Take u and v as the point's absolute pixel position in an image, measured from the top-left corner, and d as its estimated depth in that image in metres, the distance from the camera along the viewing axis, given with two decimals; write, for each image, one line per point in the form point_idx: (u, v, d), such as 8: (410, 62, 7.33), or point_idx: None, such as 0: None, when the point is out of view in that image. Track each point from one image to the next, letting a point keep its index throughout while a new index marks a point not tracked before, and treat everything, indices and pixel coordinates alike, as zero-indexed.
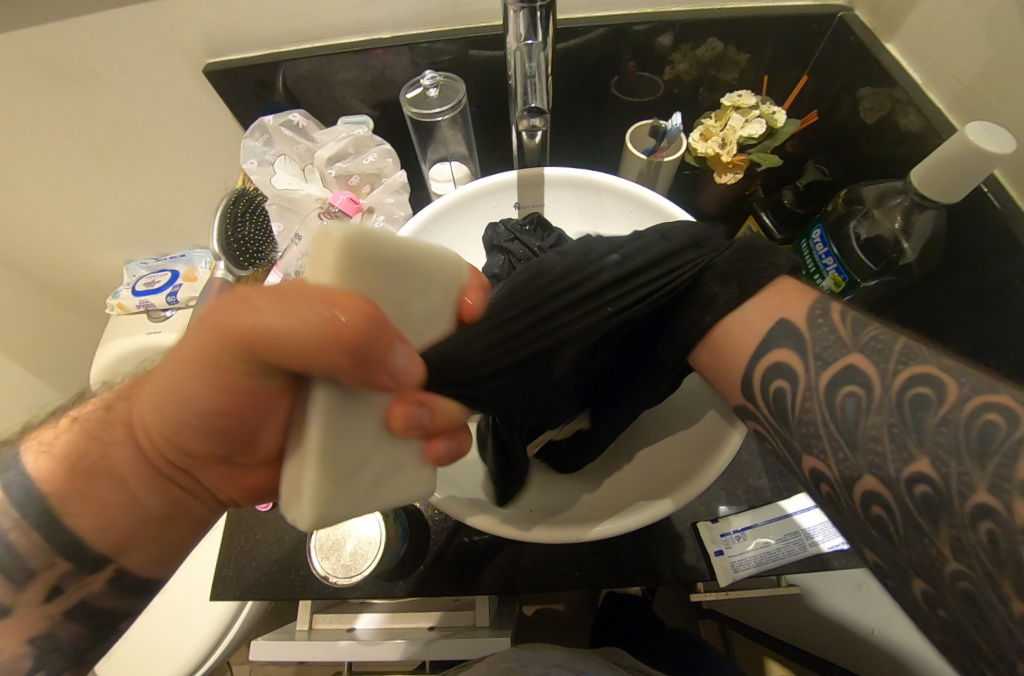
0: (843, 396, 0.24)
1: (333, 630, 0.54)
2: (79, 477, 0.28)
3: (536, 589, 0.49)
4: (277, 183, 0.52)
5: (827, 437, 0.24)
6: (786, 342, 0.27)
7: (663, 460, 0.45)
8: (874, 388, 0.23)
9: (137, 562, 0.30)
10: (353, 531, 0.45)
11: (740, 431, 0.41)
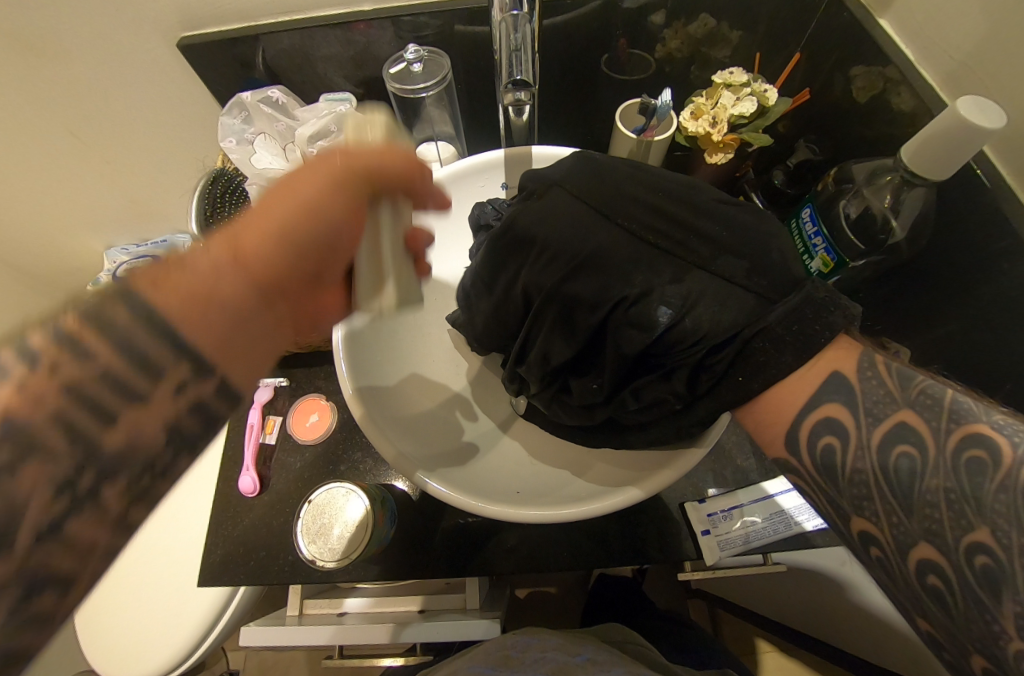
0: (898, 454, 0.26)
1: (324, 615, 0.53)
2: (162, 283, 0.25)
3: (526, 569, 0.49)
4: (257, 162, 0.50)
5: (878, 486, 0.27)
6: (837, 395, 0.30)
7: None
8: (928, 446, 0.26)
9: (242, 375, 0.28)
10: (341, 515, 0.44)
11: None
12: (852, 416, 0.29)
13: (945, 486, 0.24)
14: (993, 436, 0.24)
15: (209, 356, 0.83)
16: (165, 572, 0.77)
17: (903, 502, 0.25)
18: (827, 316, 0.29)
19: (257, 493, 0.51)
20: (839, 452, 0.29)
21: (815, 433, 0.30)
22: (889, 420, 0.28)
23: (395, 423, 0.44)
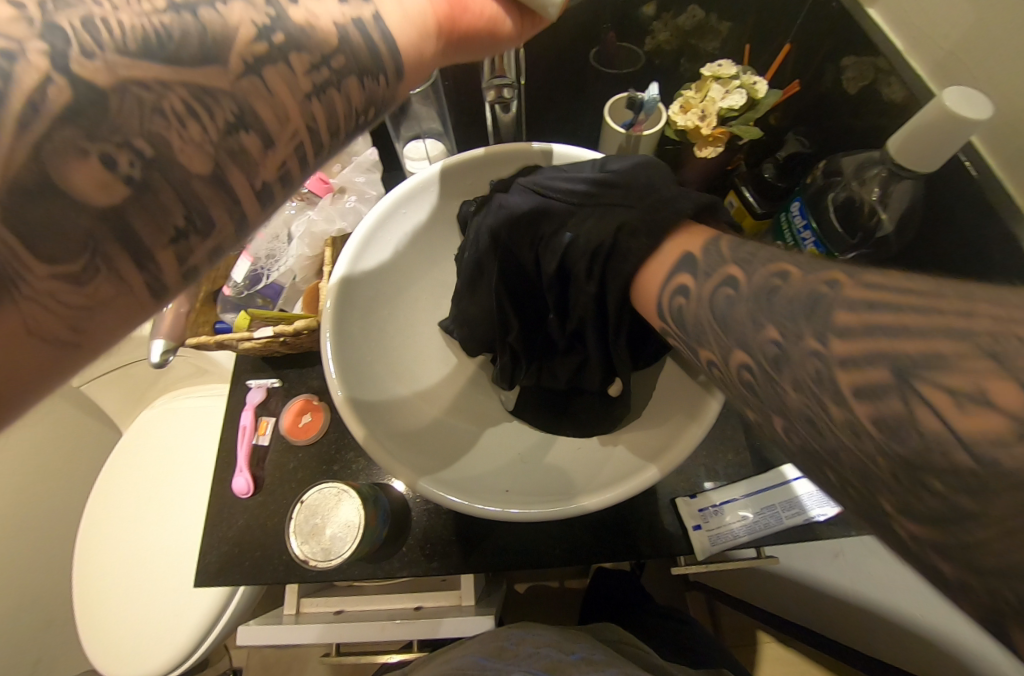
0: (738, 295, 0.23)
1: (320, 613, 0.54)
2: None
3: (519, 566, 0.50)
4: None
5: (720, 325, 0.24)
6: (701, 270, 0.27)
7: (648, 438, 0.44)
8: (761, 285, 0.22)
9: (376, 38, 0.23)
10: (335, 514, 0.45)
11: (717, 401, 0.41)
12: (692, 275, 0.27)
13: (756, 311, 0.22)
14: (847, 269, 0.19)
15: (204, 357, 0.83)
16: (166, 571, 0.78)
17: (773, 364, 0.20)
18: (673, 210, 0.32)
19: (252, 494, 0.51)
20: (689, 304, 0.27)
21: (676, 293, 0.28)
22: (748, 274, 0.24)
23: (386, 419, 0.44)
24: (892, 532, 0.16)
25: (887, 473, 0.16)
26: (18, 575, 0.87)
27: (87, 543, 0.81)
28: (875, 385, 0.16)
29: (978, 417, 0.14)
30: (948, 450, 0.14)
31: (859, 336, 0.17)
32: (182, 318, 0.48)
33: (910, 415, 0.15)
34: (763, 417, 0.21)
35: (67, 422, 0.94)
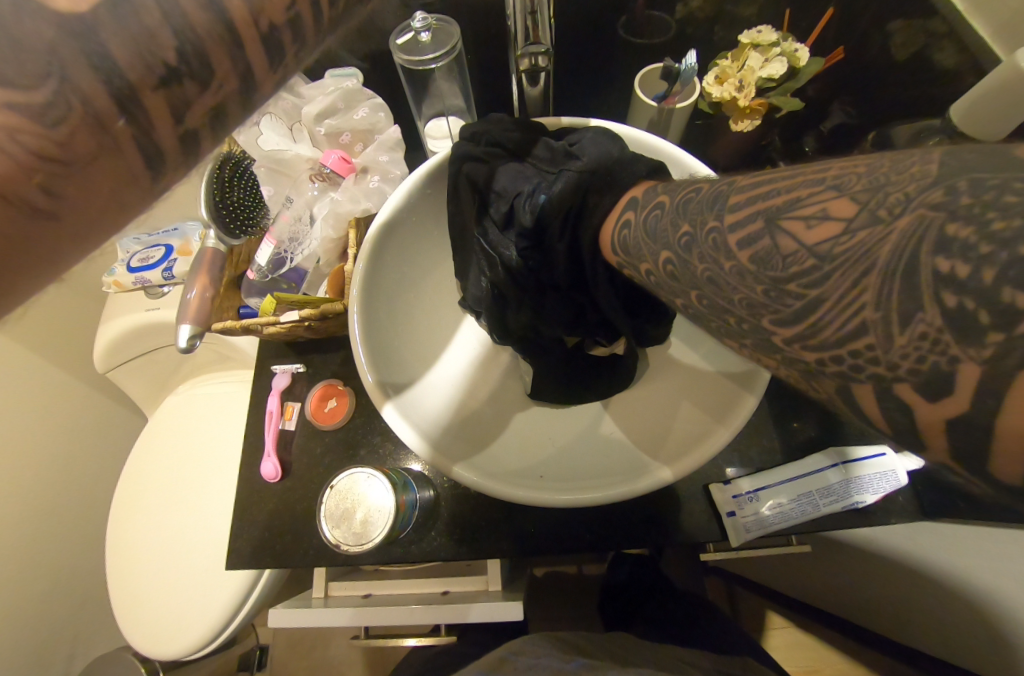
0: (692, 226, 0.24)
1: (349, 596, 0.54)
2: None
3: (548, 551, 0.49)
4: (264, 144, 0.49)
5: (677, 254, 0.25)
6: (664, 204, 0.27)
7: (684, 426, 0.43)
8: (722, 217, 0.23)
9: None
10: (364, 499, 0.44)
11: (757, 393, 0.40)
12: (634, 208, 0.29)
13: (676, 218, 0.25)
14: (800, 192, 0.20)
15: (225, 343, 0.83)
16: (195, 554, 0.80)
17: (685, 251, 0.24)
18: (630, 167, 0.34)
19: (280, 478, 0.52)
20: (631, 233, 0.29)
21: (634, 225, 0.29)
22: (709, 202, 0.24)
23: (409, 402, 0.43)
24: (770, 343, 0.20)
25: (761, 297, 0.20)
26: (55, 556, 0.89)
27: (120, 529, 0.83)
28: (752, 235, 0.21)
29: (818, 230, 0.19)
30: (798, 262, 0.19)
31: (746, 209, 0.22)
32: (207, 304, 0.48)
33: (774, 245, 0.20)
34: (687, 298, 0.25)
35: (94, 408, 0.95)
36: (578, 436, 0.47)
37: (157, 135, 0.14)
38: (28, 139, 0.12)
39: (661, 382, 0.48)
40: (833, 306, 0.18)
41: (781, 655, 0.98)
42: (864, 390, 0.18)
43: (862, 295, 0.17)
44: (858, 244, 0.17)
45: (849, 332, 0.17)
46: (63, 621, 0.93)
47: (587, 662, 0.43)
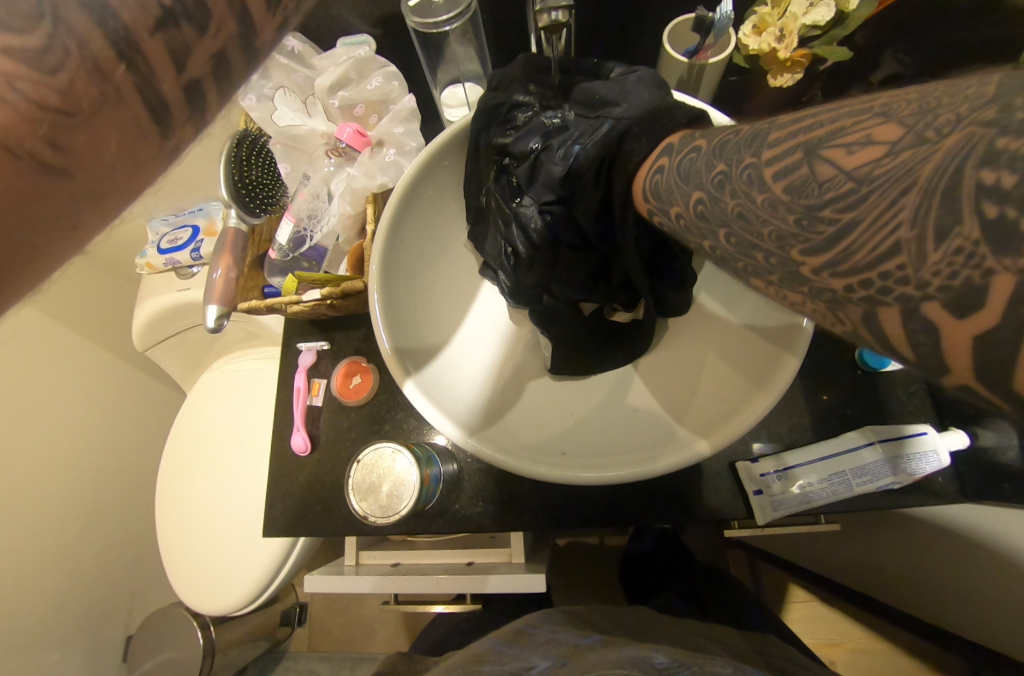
0: (726, 163, 0.23)
1: (378, 564, 0.57)
2: None
3: (570, 525, 0.50)
4: (279, 120, 0.48)
5: (712, 190, 0.23)
6: (700, 146, 0.26)
7: (713, 394, 0.42)
8: (760, 152, 0.21)
9: None
10: (390, 473, 0.45)
11: (799, 356, 0.38)
12: (669, 152, 0.28)
13: (713, 159, 0.24)
14: (870, 114, 0.18)
15: (253, 322, 0.85)
16: (234, 521, 0.84)
17: (718, 189, 0.23)
18: (671, 115, 0.32)
19: (309, 452, 0.53)
20: (664, 177, 0.27)
21: (670, 165, 0.27)
22: (749, 136, 0.22)
23: (433, 376, 0.44)
24: (797, 275, 0.20)
25: (792, 227, 0.19)
26: (110, 520, 0.97)
27: (168, 495, 0.89)
28: (789, 166, 0.19)
29: (859, 154, 0.17)
30: (838, 190, 0.18)
31: (785, 140, 0.20)
32: (231, 284, 0.47)
33: (812, 173, 0.19)
34: (717, 243, 0.24)
35: (136, 384, 1.00)
36: (604, 405, 0.46)
37: (161, 85, 0.15)
38: (25, 86, 0.12)
39: (690, 351, 0.46)
40: (869, 228, 0.17)
41: (800, 627, 0.99)
42: (889, 313, 0.16)
43: (897, 215, 0.16)
44: (900, 165, 0.16)
45: (879, 254, 0.16)
46: (122, 578, 1.01)
47: (605, 637, 0.43)
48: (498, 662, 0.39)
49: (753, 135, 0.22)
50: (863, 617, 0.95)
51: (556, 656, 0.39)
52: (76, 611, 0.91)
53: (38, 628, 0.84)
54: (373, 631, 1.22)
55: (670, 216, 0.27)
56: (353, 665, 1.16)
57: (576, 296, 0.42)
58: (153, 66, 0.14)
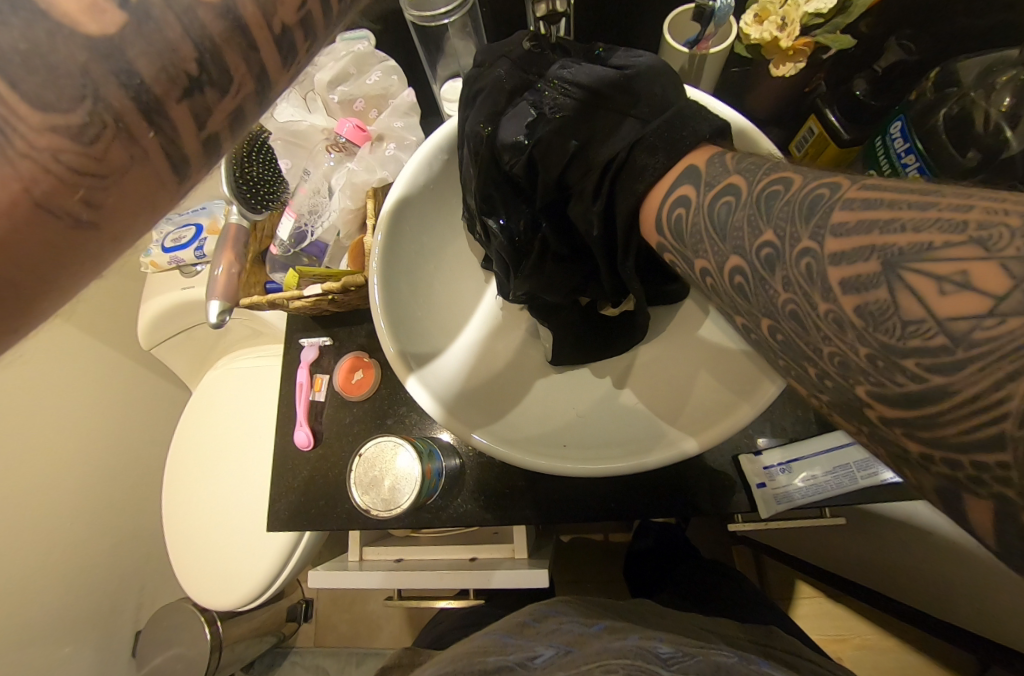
0: (770, 243, 0.22)
1: (382, 560, 0.57)
2: None
3: (572, 518, 0.50)
4: (280, 117, 0.49)
5: (759, 273, 0.23)
6: (746, 207, 0.24)
7: (709, 393, 0.41)
8: (821, 241, 0.20)
9: None
10: (391, 468, 0.46)
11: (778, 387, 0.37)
12: (696, 188, 0.28)
13: (756, 221, 0.23)
14: (962, 242, 0.16)
15: (257, 319, 0.86)
16: (239, 518, 0.85)
17: (766, 269, 0.22)
18: (692, 127, 0.31)
19: (313, 447, 0.54)
20: (693, 222, 0.27)
21: (711, 209, 0.26)
22: (810, 209, 0.21)
23: (435, 371, 0.44)
24: (859, 413, 0.19)
25: (863, 362, 0.18)
26: (118, 516, 0.98)
27: (175, 494, 0.90)
28: (861, 280, 0.19)
29: (954, 299, 0.16)
30: (925, 335, 0.17)
31: (853, 234, 0.19)
32: (234, 280, 0.48)
33: (892, 302, 0.18)
34: (754, 320, 0.24)
35: (141, 382, 1.01)
36: (601, 398, 0.46)
37: (184, 145, 0.14)
38: (68, 157, 0.12)
39: (686, 347, 0.46)
40: (953, 403, 0.16)
41: (805, 623, 0.98)
42: (980, 503, 0.16)
43: (995, 400, 0.15)
44: (1005, 331, 0.15)
45: (973, 436, 0.16)
46: (130, 575, 1.02)
47: (610, 626, 0.43)
48: (502, 654, 0.40)
49: (813, 209, 0.21)
50: (867, 613, 0.95)
51: (561, 644, 0.40)
52: (86, 607, 0.92)
53: (48, 624, 0.85)
54: (378, 627, 1.22)
55: (706, 272, 0.27)
56: (358, 659, 1.16)
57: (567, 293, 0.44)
58: (177, 128, 0.13)
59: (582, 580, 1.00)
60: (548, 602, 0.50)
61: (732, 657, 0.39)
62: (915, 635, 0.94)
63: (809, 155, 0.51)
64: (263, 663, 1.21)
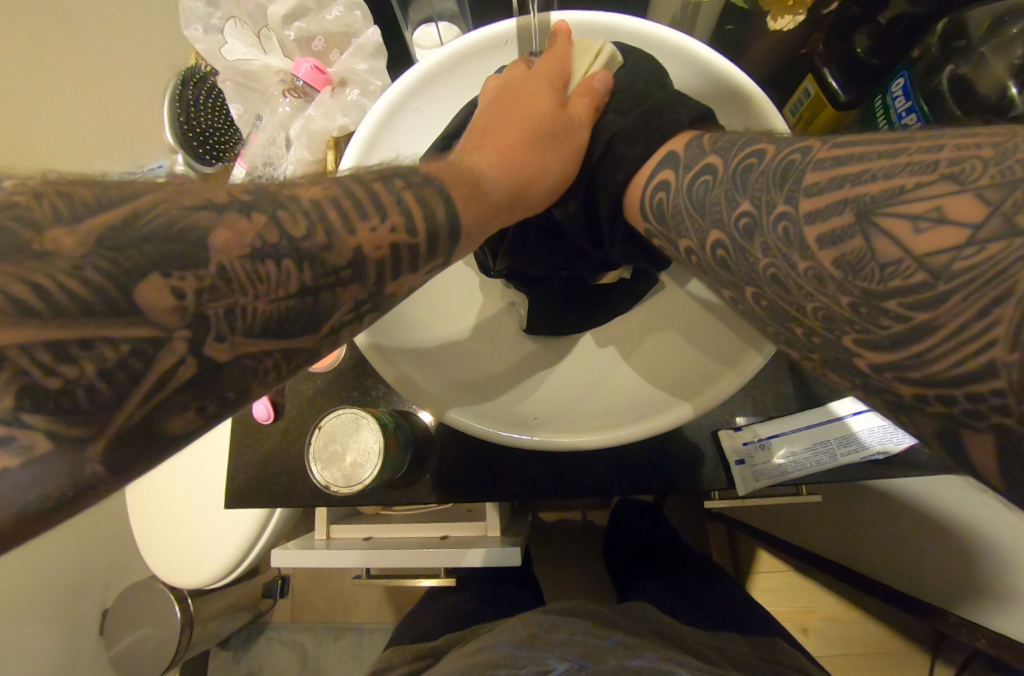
0: (740, 215, 0.23)
1: (350, 538, 0.55)
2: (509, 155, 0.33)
3: (546, 495, 0.48)
4: (228, 56, 0.46)
5: (731, 244, 0.23)
6: (719, 181, 0.25)
7: (694, 364, 0.39)
8: (789, 203, 0.20)
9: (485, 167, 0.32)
10: (352, 442, 0.43)
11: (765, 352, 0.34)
12: (676, 172, 0.29)
13: (732, 195, 0.24)
14: (949, 169, 0.16)
15: None
16: (205, 497, 0.82)
17: (743, 237, 0.22)
18: (670, 115, 0.33)
19: (273, 420, 0.50)
20: (671, 198, 0.28)
21: (695, 179, 0.27)
22: (770, 177, 0.22)
23: (400, 334, 0.40)
24: (852, 366, 0.18)
25: (846, 309, 0.17)
26: None
27: (137, 471, 0.86)
28: (839, 233, 0.18)
29: (931, 236, 0.15)
30: (899, 274, 0.16)
31: (827, 190, 0.19)
32: None
33: (867, 248, 0.17)
34: (739, 291, 0.24)
35: None
36: (571, 371, 0.44)
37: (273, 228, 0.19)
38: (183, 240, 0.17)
39: (662, 322, 0.44)
40: (945, 339, 0.15)
41: (776, 597, 1.01)
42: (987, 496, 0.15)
43: (989, 327, 0.14)
44: (993, 257, 0.14)
45: (972, 372, 0.14)
46: (95, 555, 0.98)
47: (624, 640, 0.43)
48: (517, 668, 0.38)
49: (778, 166, 0.22)
50: (835, 587, 0.98)
51: (573, 657, 0.39)
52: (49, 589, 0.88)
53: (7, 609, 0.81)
54: (354, 604, 1.20)
55: (694, 239, 0.27)
56: (336, 633, 1.18)
57: (546, 276, 0.42)
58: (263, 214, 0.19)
59: (560, 557, 1.01)
60: (556, 615, 0.48)
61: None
62: (877, 607, 0.98)
63: (806, 118, 0.48)
64: (241, 638, 1.21)
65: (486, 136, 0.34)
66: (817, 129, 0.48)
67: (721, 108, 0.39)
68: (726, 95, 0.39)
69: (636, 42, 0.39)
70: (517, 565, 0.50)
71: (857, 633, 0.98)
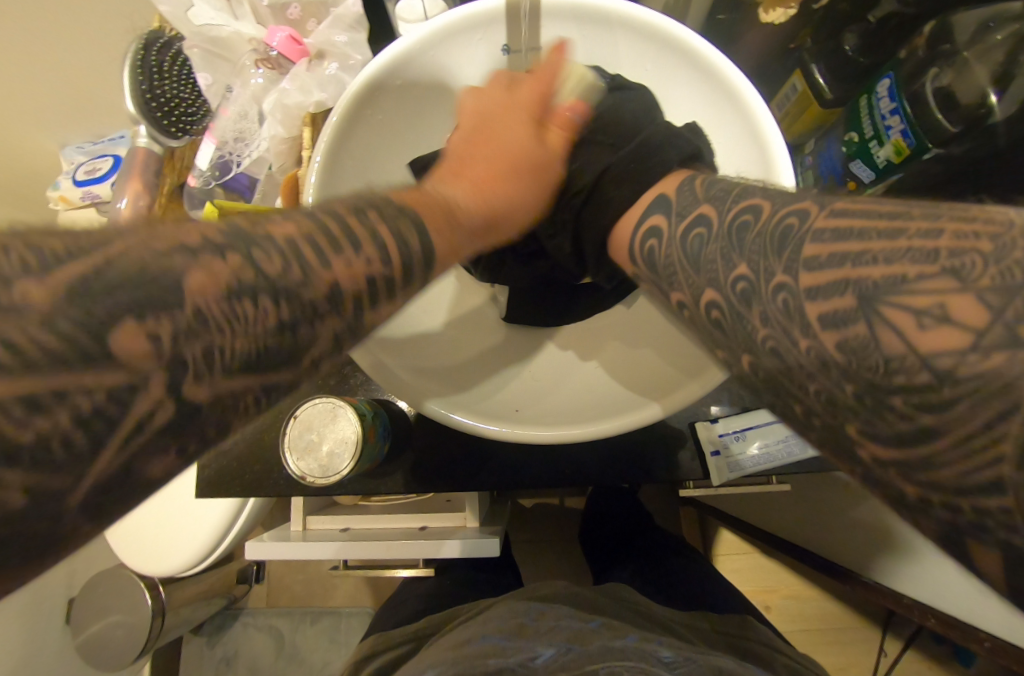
0: (735, 275, 0.23)
1: (327, 529, 0.54)
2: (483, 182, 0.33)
3: (525, 485, 0.48)
4: (195, 19, 0.42)
5: (724, 298, 0.23)
6: (710, 229, 0.25)
7: (663, 365, 0.39)
8: (791, 278, 0.20)
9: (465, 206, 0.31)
10: (329, 432, 0.42)
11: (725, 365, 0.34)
12: (668, 218, 0.29)
13: (730, 252, 0.24)
14: (963, 260, 0.15)
15: None
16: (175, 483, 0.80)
17: (737, 296, 0.22)
18: (657, 152, 0.33)
19: None
20: (667, 248, 0.28)
21: (688, 227, 0.27)
22: (778, 232, 0.21)
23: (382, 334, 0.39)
24: (851, 451, 0.17)
25: (849, 399, 0.17)
26: None
27: None
28: (841, 315, 0.17)
29: (935, 333, 0.15)
30: (914, 373, 0.15)
31: (828, 266, 0.18)
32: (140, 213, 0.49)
33: (871, 335, 0.16)
34: (735, 355, 0.23)
35: None
36: (547, 363, 0.44)
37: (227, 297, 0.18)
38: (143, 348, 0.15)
39: (638, 319, 0.44)
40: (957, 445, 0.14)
41: (743, 578, 1.05)
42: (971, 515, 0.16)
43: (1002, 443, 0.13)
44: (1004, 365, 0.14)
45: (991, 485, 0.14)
46: None
47: (607, 622, 0.44)
48: (502, 653, 0.39)
49: (769, 221, 0.22)
50: (797, 567, 1.03)
51: (561, 642, 0.40)
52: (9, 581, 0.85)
53: None
54: (332, 588, 1.21)
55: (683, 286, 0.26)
56: (313, 618, 1.17)
57: (526, 279, 0.44)
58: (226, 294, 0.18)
59: (538, 541, 1.03)
60: (535, 599, 0.49)
61: (730, 661, 0.40)
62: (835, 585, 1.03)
63: (791, 115, 0.48)
64: (215, 625, 1.19)
65: (463, 160, 0.34)
66: (803, 125, 0.48)
67: (725, 140, 0.39)
68: (734, 130, 0.38)
69: (652, 41, 0.38)
70: (496, 554, 0.50)
71: (815, 609, 1.04)
